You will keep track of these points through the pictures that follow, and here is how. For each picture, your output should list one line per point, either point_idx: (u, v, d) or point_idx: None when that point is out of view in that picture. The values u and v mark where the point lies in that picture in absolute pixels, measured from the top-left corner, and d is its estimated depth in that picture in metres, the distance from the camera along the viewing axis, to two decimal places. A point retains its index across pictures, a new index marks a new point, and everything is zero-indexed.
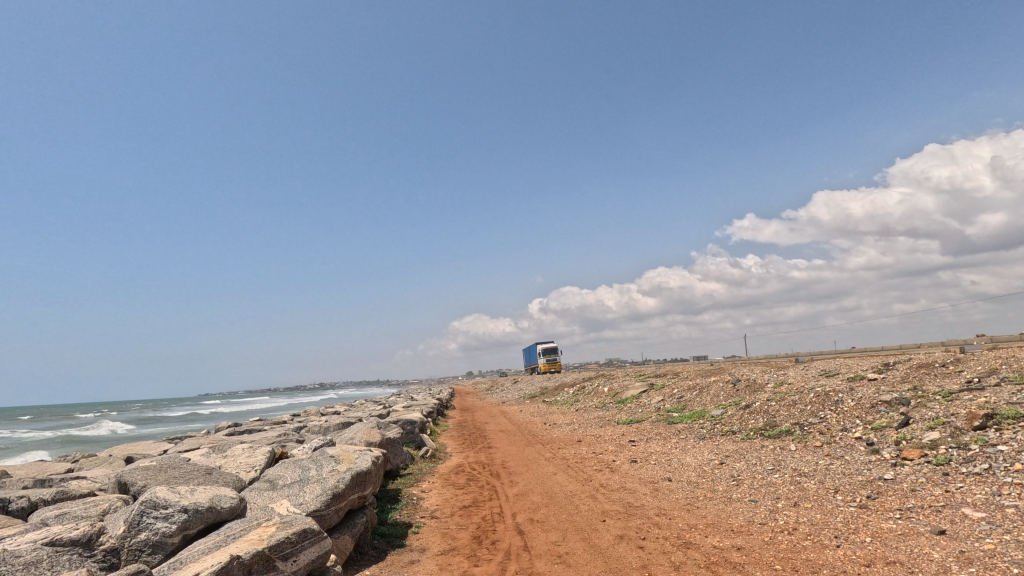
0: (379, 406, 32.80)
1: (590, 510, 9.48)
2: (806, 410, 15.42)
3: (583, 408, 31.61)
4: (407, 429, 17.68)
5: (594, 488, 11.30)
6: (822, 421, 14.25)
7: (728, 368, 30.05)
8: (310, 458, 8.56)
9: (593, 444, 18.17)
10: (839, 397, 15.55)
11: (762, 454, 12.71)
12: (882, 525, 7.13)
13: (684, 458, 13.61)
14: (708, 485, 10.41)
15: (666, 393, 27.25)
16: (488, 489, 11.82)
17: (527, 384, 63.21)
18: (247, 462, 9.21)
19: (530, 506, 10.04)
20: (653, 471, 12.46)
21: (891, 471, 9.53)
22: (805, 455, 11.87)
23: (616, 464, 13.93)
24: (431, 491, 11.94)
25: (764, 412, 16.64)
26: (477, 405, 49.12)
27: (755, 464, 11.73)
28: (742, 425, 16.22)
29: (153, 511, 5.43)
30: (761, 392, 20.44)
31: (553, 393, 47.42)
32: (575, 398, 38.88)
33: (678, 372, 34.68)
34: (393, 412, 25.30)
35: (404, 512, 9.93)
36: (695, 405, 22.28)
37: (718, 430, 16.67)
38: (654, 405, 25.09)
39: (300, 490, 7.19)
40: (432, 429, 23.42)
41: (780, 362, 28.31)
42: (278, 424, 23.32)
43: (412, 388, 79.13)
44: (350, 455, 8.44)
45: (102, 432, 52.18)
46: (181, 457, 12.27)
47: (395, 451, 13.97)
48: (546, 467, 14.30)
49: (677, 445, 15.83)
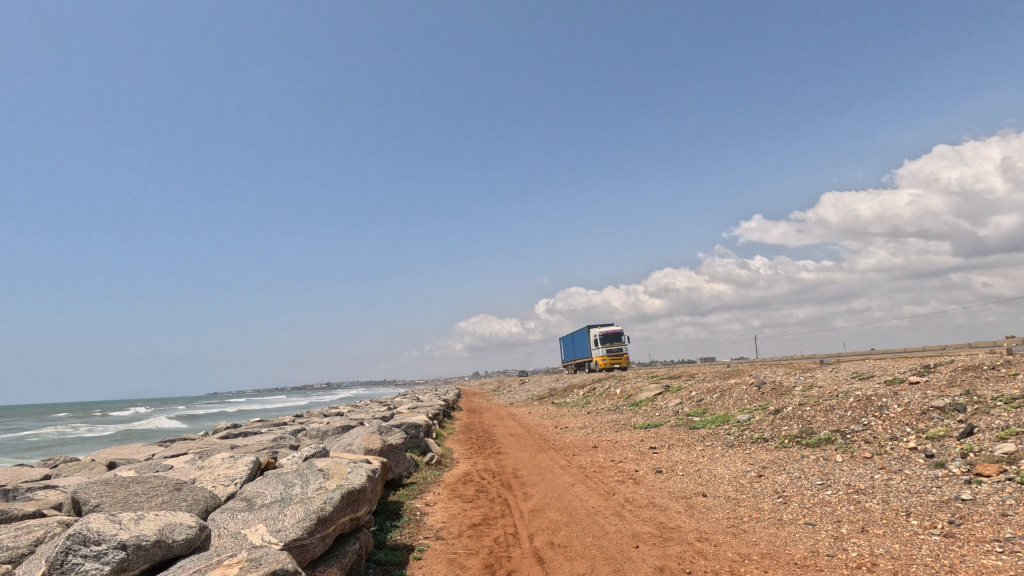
0: (382, 407, 31.59)
1: (618, 532, 8.26)
2: (846, 416, 14.10)
3: (596, 410, 30.19)
4: (412, 433, 16.54)
5: (619, 503, 10.05)
6: (868, 429, 12.91)
7: (747, 370, 28.71)
8: (296, 469, 7.41)
9: (610, 450, 16.95)
10: (883, 401, 14.20)
11: (805, 466, 11.39)
12: (982, 562, 5.87)
13: (716, 470, 12.34)
14: (751, 503, 9.17)
15: (684, 396, 25.96)
16: (500, 504, 10.60)
17: (536, 385, 61.68)
18: (226, 474, 8.07)
19: (549, 526, 8.83)
20: (683, 484, 11.23)
21: (967, 490, 8.24)
22: (857, 468, 10.56)
23: (640, 474, 12.71)
24: (436, 505, 10.75)
25: (798, 417, 15.32)
26: (483, 406, 47.97)
27: (799, 478, 10.43)
28: (774, 432, 14.91)
29: (80, 549, 4.27)
30: (789, 395, 19.11)
31: (563, 395, 45.84)
32: (585, 400, 37.70)
33: (694, 374, 33.38)
34: (398, 414, 24.29)
35: (405, 532, 8.76)
36: (717, 409, 21.00)
37: (748, 437, 15.33)
38: (673, 409, 23.69)
39: (280, 512, 6.05)
40: (437, 432, 22.31)
41: (805, 363, 26.84)
42: (278, 426, 22.29)
43: (416, 390, 77.77)
44: (342, 467, 7.28)
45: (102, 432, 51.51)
46: (163, 465, 11.18)
47: (397, 458, 12.82)
48: (563, 477, 13.08)
49: (704, 453, 14.57)
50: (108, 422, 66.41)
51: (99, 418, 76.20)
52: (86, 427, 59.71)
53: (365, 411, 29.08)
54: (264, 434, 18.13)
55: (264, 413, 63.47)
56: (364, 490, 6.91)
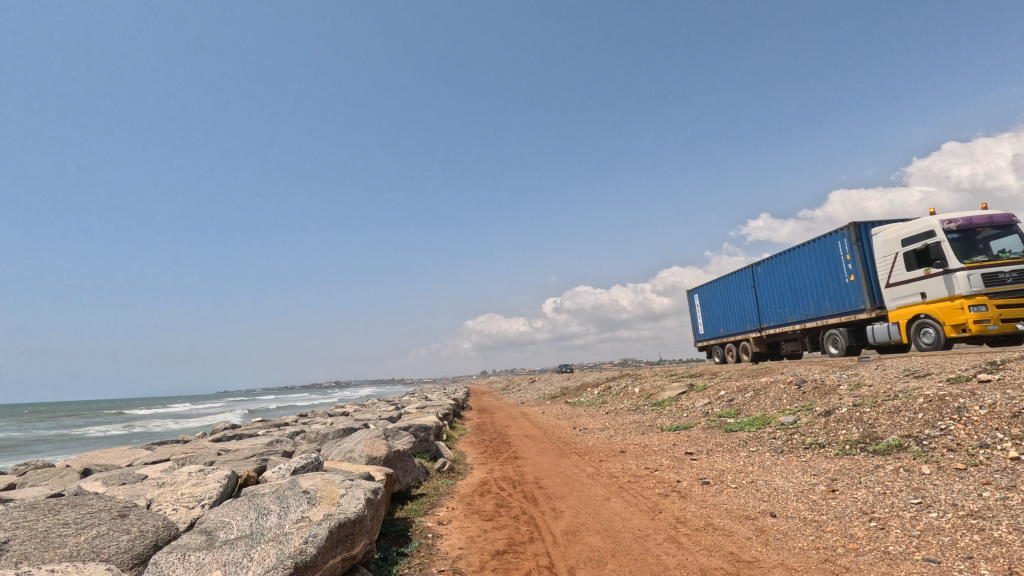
0: (389, 408, 30.24)
1: (680, 568, 6.58)
2: (916, 418, 12.33)
3: (615, 411, 28.41)
4: (421, 436, 14.95)
5: (671, 525, 8.37)
6: (948, 434, 11.14)
7: (778, 368, 26.91)
8: (275, 490, 5.77)
9: (641, 456, 15.29)
10: (959, 402, 12.40)
11: (886, 478, 9.63)
12: None
13: (774, 482, 10.63)
14: (839, 529, 7.45)
15: (712, 395, 24.24)
16: (527, 525, 8.92)
17: (547, 384, 59.95)
18: (191, 490, 6.50)
19: (591, 556, 7.17)
20: (740, 500, 9.55)
21: None
22: (955, 483, 8.80)
23: (684, 486, 11.05)
24: (451, 526, 9.11)
25: (857, 419, 13.52)
26: (493, 405, 46.51)
27: (886, 494, 8.69)
28: (831, 437, 13.14)
29: None
30: (836, 395, 17.36)
31: (576, 394, 44.11)
32: (601, 399, 36.12)
33: (717, 372, 31.68)
34: (405, 415, 22.79)
35: (414, 563, 7.16)
36: (752, 409, 19.30)
37: (800, 443, 13.54)
38: (703, 409, 21.87)
39: (245, 556, 4.43)
40: (448, 434, 20.76)
41: (841, 360, 24.98)
42: (277, 427, 20.81)
43: (422, 390, 76.20)
44: (334, 489, 5.64)
45: (102, 432, 50.38)
46: (134, 474, 9.63)
47: (405, 467, 11.21)
48: (594, 489, 11.40)
49: (752, 461, 12.86)
50: (111, 422, 65.47)
51: (104, 417, 75.17)
52: (89, 426, 58.54)
53: (370, 411, 27.52)
54: (260, 437, 16.59)
55: (270, 412, 62.10)
56: (361, 519, 5.28)
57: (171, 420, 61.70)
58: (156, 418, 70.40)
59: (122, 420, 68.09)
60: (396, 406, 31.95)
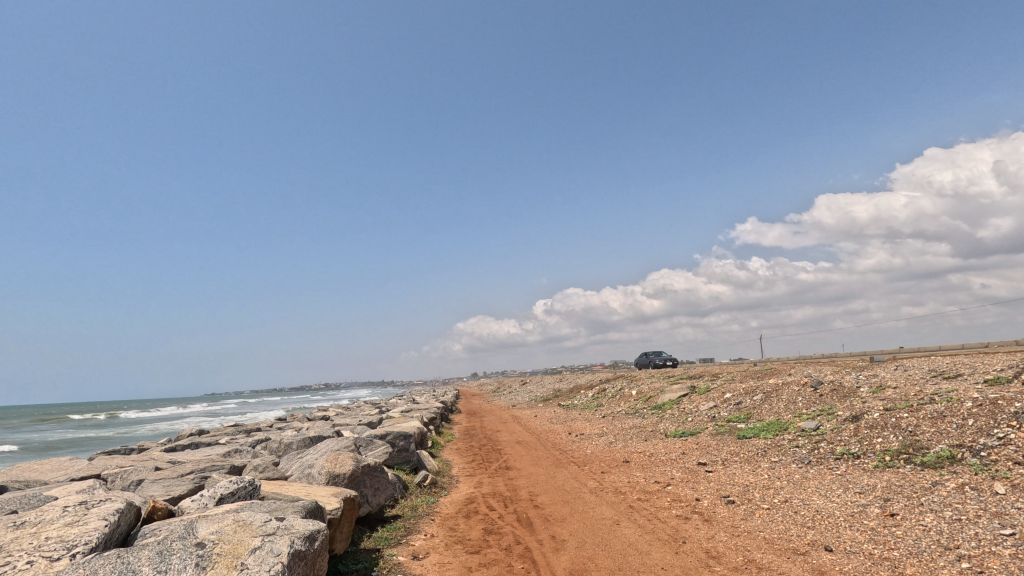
0: (371, 412, 28.44)
1: None
2: (966, 425, 10.79)
3: (612, 415, 26.77)
4: (400, 445, 13.21)
5: (703, 562, 6.67)
6: (1010, 444, 9.58)
7: (784, 369, 25.53)
8: (160, 540, 3.96)
9: (647, 466, 13.68)
10: (1014, 407, 10.85)
11: (953, 499, 8.03)
12: None
13: (813, 501, 9.01)
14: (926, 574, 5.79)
15: (716, 398, 22.75)
16: (523, 561, 7.19)
17: (539, 385, 58.41)
18: (61, 532, 4.73)
19: None
20: (779, 526, 7.91)
21: None
22: None
23: (706, 506, 9.42)
24: (428, 562, 7.37)
25: (894, 425, 11.97)
26: (482, 408, 44.76)
27: (964, 521, 7.08)
28: (866, 446, 11.58)
29: None
30: (858, 399, 15.89)
31: (569, 397, 42.49)
32: (596, 402, 34.60)
33: (718, 374, 30.29)
34: (387, 420, 21.07)
35: None
36: (764, 414, 17.80)
37: (829, 452, 11.93)
38: (709, 413, 20.31)
39: None
40: (433, 442, 19.03)
41: (853, 362, 23.53)
42: (244, 434, 18.95)
43: (410, 392, 74.37)
44: (245, 543, 3.93)
45: (66, 436, 47.65)
46: (34, 494, 7.82)
47: (376, 485, 9.44)
48: (600, 510, 9.70)
49: (777, 473, 11.29)
50: (80, 425, 62.46)
51: (82, 420, 72.69)
52: (65, 431, 56.32)
53: (350, 416, 25.68)
54: (218, 446, 14.73)
55: (252, 415, 60.02)
56: None
57: (150, 423, 59.61)
58: (130, 421, 67.59)
59: (99, 424, 65.69)
60: (379, 410, 30.20)
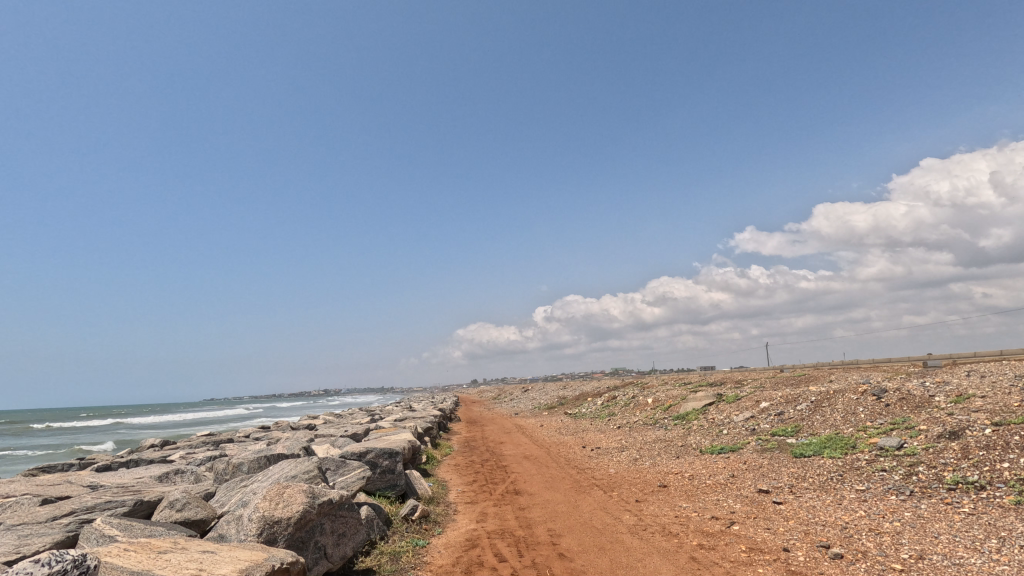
0: (360, 421, 25.65)
1: None
2: None
3: (629, 426, 24.01)
4: (383, 466, 10.48)
5: None
6: None
7: (824, 375, 22.81)
8: None
9: (692, 494, 10.95)
10: None
11: None
12: None
13: (967, 560, 6.25)
14: None
15: (751, 408, 20.03)
16: None
17: (543, 393, 55.48)
18: None
19: None
20: None
21: None
22: None
23: (804, 563, 6.68)
24: None
25: (1021, 446, 9.25)
26: (483, 417, 41.94)
27: None
28: (992, 473, 8.84)
29: None
30: (941, 410, 13.15)
31: (576, 405, 39.68)
32: (607, 411, 31.84)
33: (744, 380, 27.64)
34: (376, 431, 18.33)
35: None
36: (819, 427, 15.09)
37: (935, 481, 9.23)
38: (747, 425, 17.56)
39: None
40: (427, 458, 16.29)
41: (904, 368, 20.84)
42: (204, 448, 16.14)
43: (407, 399, 71.65)
44: None
45: (31, 444, 44.41)
46: None
47: (341, 529, 6.73)
48: (653, 565, 7.03)
49: (876, 510, 8.57)
50: (55, 432, 59.21)
51: (66, 426, 69.84)
52: (36, 437, 53.07)
53: (335, 426, 22.92)
54: (161, 464, 11.96)
55: (241, 423, 57.20)
56: None
57: (134, 430, 56.86)
58: (111, 427, 64.39)
59: (74, 429, 62.33)
60: (370, 418, 27.40)
